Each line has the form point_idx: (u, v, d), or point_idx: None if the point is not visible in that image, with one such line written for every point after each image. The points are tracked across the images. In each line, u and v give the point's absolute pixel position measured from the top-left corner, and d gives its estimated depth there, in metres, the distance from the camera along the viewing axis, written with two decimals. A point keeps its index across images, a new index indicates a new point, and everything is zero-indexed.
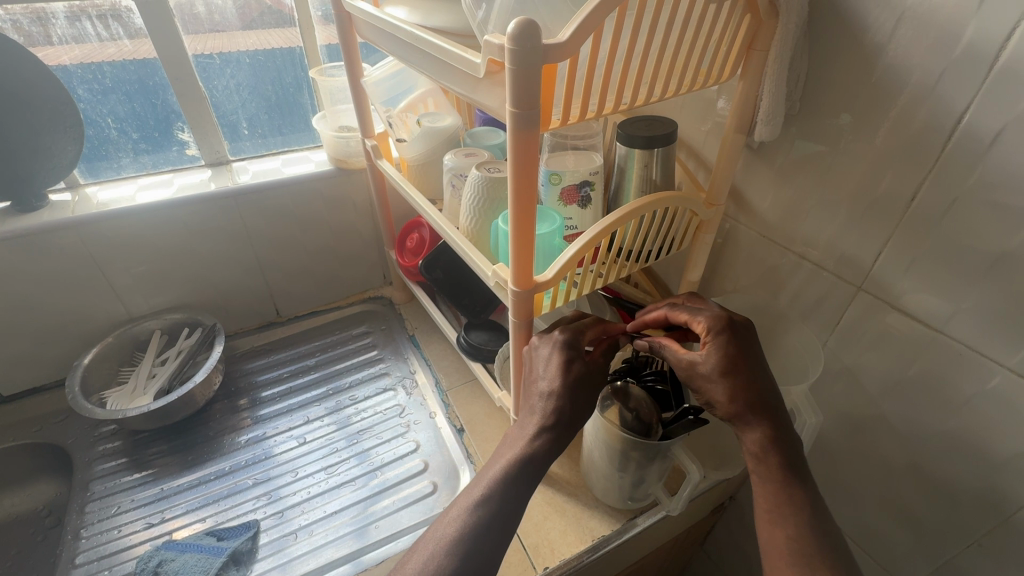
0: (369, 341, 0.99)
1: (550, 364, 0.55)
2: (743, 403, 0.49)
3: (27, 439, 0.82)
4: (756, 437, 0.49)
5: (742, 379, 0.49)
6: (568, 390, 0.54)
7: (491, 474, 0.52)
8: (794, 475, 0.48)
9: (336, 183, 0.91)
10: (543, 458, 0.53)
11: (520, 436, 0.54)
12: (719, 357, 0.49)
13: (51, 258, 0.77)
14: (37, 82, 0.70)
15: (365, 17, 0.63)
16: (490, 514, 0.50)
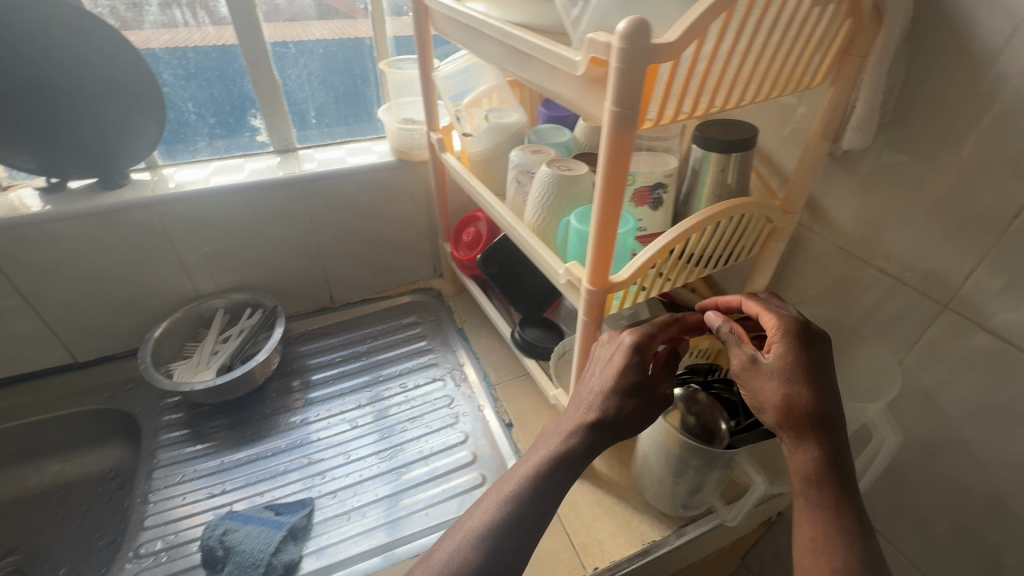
0: (418, 331, 1.01)
1: (612, 366, 0.53)
2: (799, 414, 0.46)
3: (98, 404, 0.86)
4: (809, 455, 0.45)
5: (807, 390, 0.46)
6: (626, 396, 0.52)
7: (523, 470, 0.50)
8: (844, 501, 0.45)
9: (398, 174, 0.92)
10: (579, 458, 0.51)
11: (557, 433, 0.52)
12: (787, 359, 0.47)
13: (130, 234, 0.80)
14: (130, 66, 0.74)
15: (450, 14, 0.63)
16: (521, 510, 0.48)
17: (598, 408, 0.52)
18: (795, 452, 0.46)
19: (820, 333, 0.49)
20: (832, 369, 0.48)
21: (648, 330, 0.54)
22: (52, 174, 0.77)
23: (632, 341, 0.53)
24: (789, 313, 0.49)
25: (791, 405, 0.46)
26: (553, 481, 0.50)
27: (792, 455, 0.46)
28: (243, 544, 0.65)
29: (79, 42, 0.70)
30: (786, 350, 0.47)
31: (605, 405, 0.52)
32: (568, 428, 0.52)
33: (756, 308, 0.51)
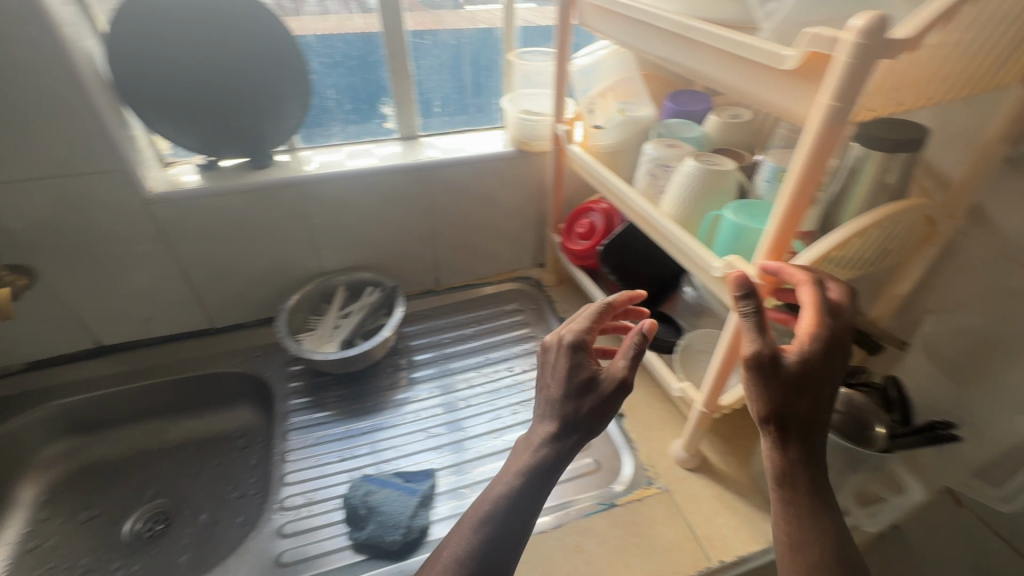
0: (521, 319, 1.03)
1: (555, 371, 0.55)
2: (789, 415, 0.47)
3: (233, 367, 0.93)
4: (790, 455, 0.48)
5: (806, 399, 0.47)
6: (571, 394, 0.53)
7: (494, 492, 0.51)
8: (816, 499, 0.48)
9: (515, 164, 0.94)
10: (554, 466, 0.51)
11: (526, 448, 0.53)
12: (799, 366, 0.47)
13: (273, 211, 0.86)
14: (287, 53, 0.79)
15: (613, 9, 0.63)
16: (495, 528, 0.49)
17: (550, 418, 0.53)
18: (780, 452, 0.48)
19: (843, 330, 0.48)
20: (833, 372, 0.48)
21: (579, 331, 0.56)
22: (209, 152, 0.84)
23: (562, 342, 0.56)
24: (826, 321, 0.47)
25: (787, 409, 0.47)
26: (524, 498, 0.50)
27: (773, 453, 0.49)
28: (383, 505, 0.69)
29: (249, 31, 0.76)
30: (802, 356, 0.47)
31: (556, 410, 0.53)
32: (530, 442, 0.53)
33: (810, 299, 0.47)
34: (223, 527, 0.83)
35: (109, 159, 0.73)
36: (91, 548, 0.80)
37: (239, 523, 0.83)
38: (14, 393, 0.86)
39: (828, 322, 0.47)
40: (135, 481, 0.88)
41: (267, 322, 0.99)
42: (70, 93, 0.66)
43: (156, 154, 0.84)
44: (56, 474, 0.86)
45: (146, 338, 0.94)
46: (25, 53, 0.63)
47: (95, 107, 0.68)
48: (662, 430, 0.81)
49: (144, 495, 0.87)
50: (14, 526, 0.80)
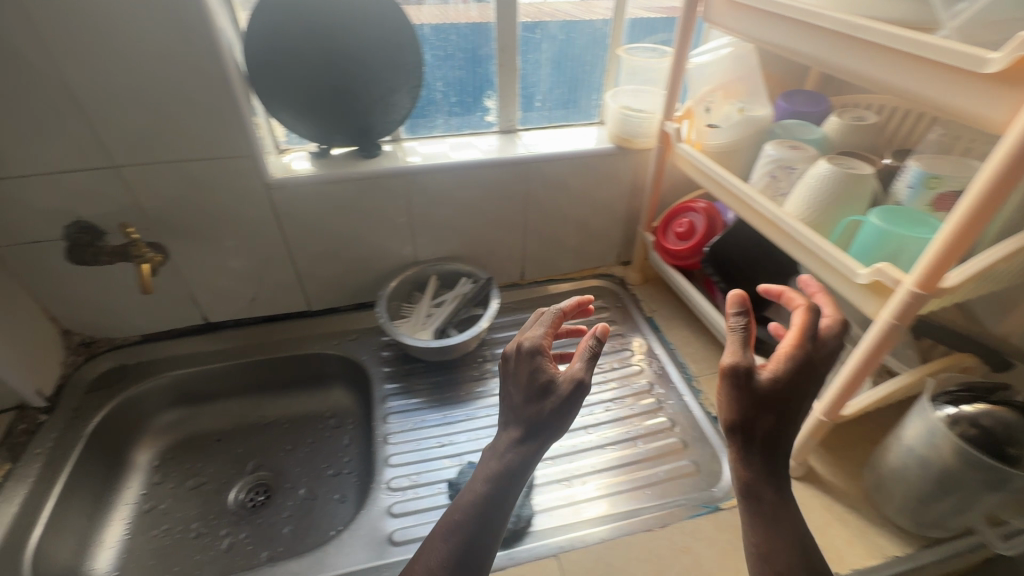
0: (607, 316, 1.03)
1: (515, 377, 0.52)
2: (757, 433, 0.47)
3: (330, 349, 0.96)
4: (748, 468, 0.48)
5: (772, 416, 0.46)
6: (531, 401, 0.50)
7: (460, 504, 0.51)
8: (779, 513, 0.48)
9: (614, 160, 0.94)
10: (519, 471, 0.50)
11: (492, 456, 0.52)
12: (773, 383, 0.46)
13: (379, 199, 0.88)
14: (406, 45, 0.80)
15: (789, 15, 0.59)
16: (462, 541, 0.48)
17: (513, 428, 0.51)
18: (744, 468, 0.48)
19: (830, 359, 0.48)
20: (809, 395, 0.48)
21: (537, 335, 0.54)
22: (322, 141, 0.86)
23: (518, 348, 0.53)
24: (809, 342, 0.47)
25: (755, 427, 0.47)
26: (488, 510, 0.49)
27: (737, 465, 0.48)
28: None
29: (373, 21, 0.77)
30: (777, 373, 0.46)
31: (518, 418, 0.51)
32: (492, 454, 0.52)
33: (799, 323, 0.48)
34: (322, 502, 0.86)
35: (239, 143, 0.76)
36: (201, 513, 0.84)
37: (336, 499, 0.86)
38: (131, 362, 0.91)
39: (810, 346, 0.47)
40: (236, 452, 0.92)
41: (360, 308, 1.02)
42: (214, 78, 0.69)
43: (272, 140, 0.87)
44: (166, 441, 0.91)
45: (248, 316, 0.97)
46: (181, 38, 0.65)
47: (234, 92, 0.71)
48: None
49: (245, 466, 0.90)
50: (131, 487, 0.85)
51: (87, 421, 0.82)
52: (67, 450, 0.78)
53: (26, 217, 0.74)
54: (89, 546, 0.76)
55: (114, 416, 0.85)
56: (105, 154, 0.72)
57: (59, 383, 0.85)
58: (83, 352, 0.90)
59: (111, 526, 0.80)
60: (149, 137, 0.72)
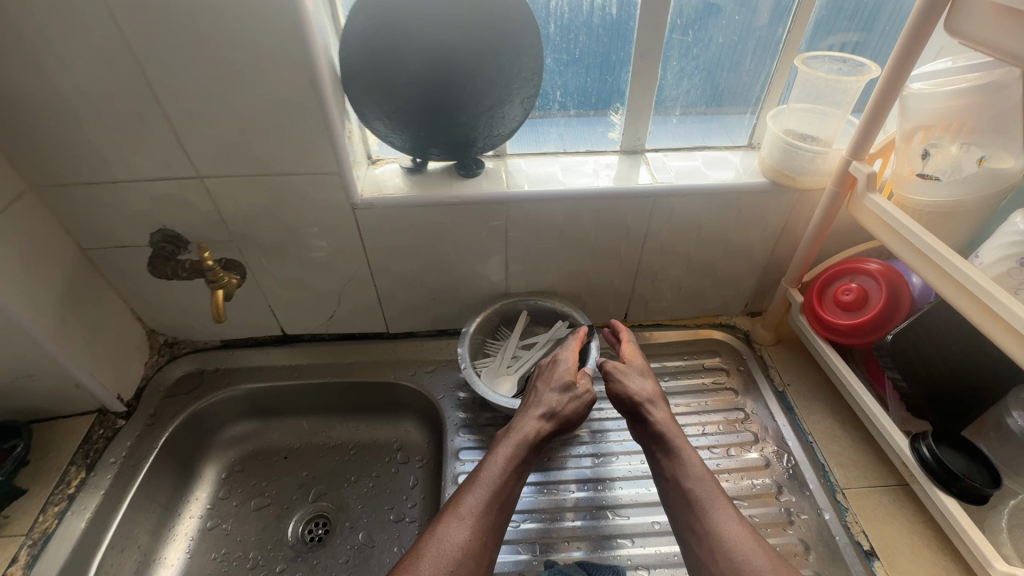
0: (725, 381, 0.85)
1: (548, 375, 0.73)
2: (643, 391, 0.69)
3: (404, 380, 0.88)
4: (661, 412, 0.68)
5: (650, 379, 0.72)
6: (556, 392, 0.70)
7: (496, 459, 0.65)
8: (682, 445, 0.64)
9: (765, 199, 0.75)
10: (541, 441, 0.68)
11: (519, 427, 0.68)
12: (638, 362, 0.74)
13: (473, 226, 0.76)
14: (525, 50, 0.67)
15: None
16: (504, 482, 0.63)
17: (535, 409, 0.69)
18: (652, 414, 0.67)
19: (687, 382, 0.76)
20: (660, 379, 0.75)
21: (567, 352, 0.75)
22: (417, 154, 0.75)
23: (555, 356, 0.75)
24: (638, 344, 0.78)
25: (642, 384, 0.70)
26: (515, 470, 0.64)
27: (654, 414, 0.67)
28: None
29: (492, 22, 0.64)
30: (637, 357, 0.75)
31: (541, 401, 0.70)
32: (513, 428, 0.68)
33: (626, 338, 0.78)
34: (380, 553, 0.79)
35: (328, 159, 0.67)
36: (260, 542, 0.80)
37: (395, 551, 0.79)
38: (209, 368, 0.88)
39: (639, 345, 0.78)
40: (300, 476, 0.87)
41: (440, 335, 0.93)
42: (305, 87, 0.60)
43: (365, 150, 0.78)
44: (234, 455, 0.88)
45: (326, 332, 0.92)
46: (270, 39, 0.56)
47: (326, 102, 0.61)
48: None
49: (308, 494, 0.85)
50: (198, 500, 0.82)
51: (160, 431, 0.80)
52: (139, 462, 0.76)
53: (114, 221, 0.71)
54: (149, 564, 0.74)
55: (188, 426, 0.83)
56: (190, 164, 0.66)
57: (141, 385, 0.84)
58: (166, 352, 0.88)
59: (174, 543, 0.77)
60: (234, 148, 0.64)
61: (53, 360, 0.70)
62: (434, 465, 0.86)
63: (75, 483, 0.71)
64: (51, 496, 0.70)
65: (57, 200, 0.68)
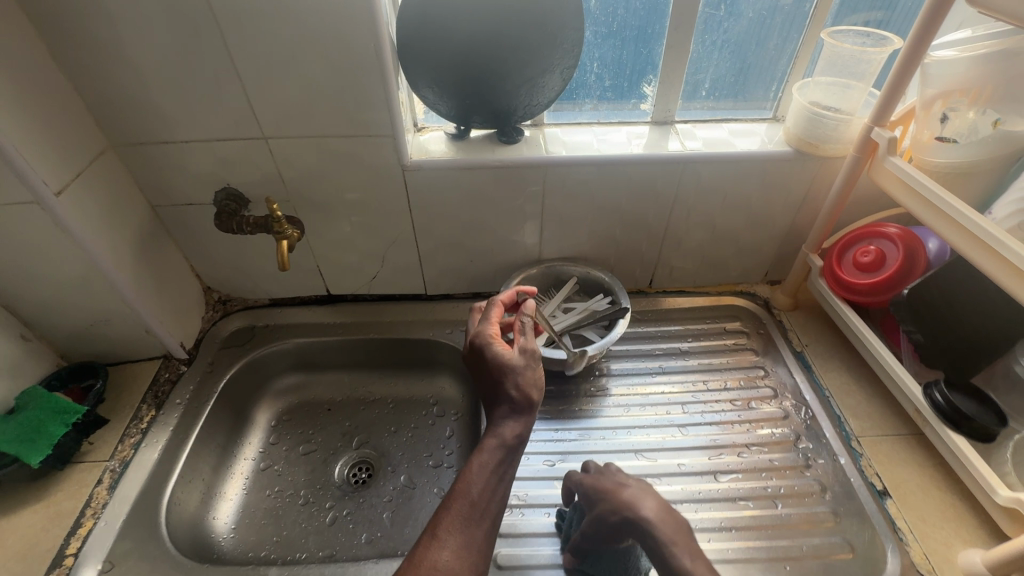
0: (746, 343, 0.90)
1: (480, 363, 0.67)
2: (618, 508, 0.58)
3: (443, 337, 0.93)
4: (648, 509, 0.56)
5: (615, 490, 0.60)
6: (505, 379, 0.64)
7: (474, 470, 0.58)
8: (684, 563, 0.50)
9: (789, 166, 0.79)
10: (518, 437, 0.61)
11: (493, 435, 0.61)
12: (595, 480, 0.62)
13: (512, 189, 0.81)
14: (568, 21, 0.71)
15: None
16: (485, 492, 0.57)
17: (500, 407, 0.63)
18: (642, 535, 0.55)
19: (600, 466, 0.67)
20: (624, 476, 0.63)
21: (485, 331, 0.69)
22: (461, 122, 0.80)
23: (475, 345, 0.68)
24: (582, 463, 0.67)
25: (611, 503, 0.58)
26: (495, 475, 0.58)
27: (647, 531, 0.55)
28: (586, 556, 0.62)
29: None
30: (592, 476, 0.63)
31: (499, 395, 0.64)
32: (488, 433, 0.62)
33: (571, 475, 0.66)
34: (420, 494, 0.84)
35: (383, 122, 0.72)
36: (310, 481, 0.86)
37: (434, 493, 0.84)
38: (260, 324, 0.94)
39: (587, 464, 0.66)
40: (344, 425, 0.93)
41: (474, 297, 0.99)
42: (369, 53, 0.65)
43: (412, 118, 0.84)
44: (283, 404, 0.94)
45: (368, 293, 0.98)
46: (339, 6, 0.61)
47: (386, 68, 0.67)
48: (944, 529, 0.64)
49: (351, 442, 0.91)
50: (252, 443, 0.89)
51: (219, 377, 0.86)
52: (201, 403, 0.82)
53: (184, 179, 0.77)
54: (212, 497, 0.80)
55: (243, 375, 0.89)
56: (257, 124, 0.71)
57: (199, 337, 0.90)
58: (220, 309, 0.95)
59: (232, 480, 0.83)
60: (298, 111, 0.70)
61: (129, 307, 0.76)
62: (469, 417, 0.92)
63: (147, 420, 0.78)
64: (127, 430, 0.76)
65: (134, 158, 0.74)
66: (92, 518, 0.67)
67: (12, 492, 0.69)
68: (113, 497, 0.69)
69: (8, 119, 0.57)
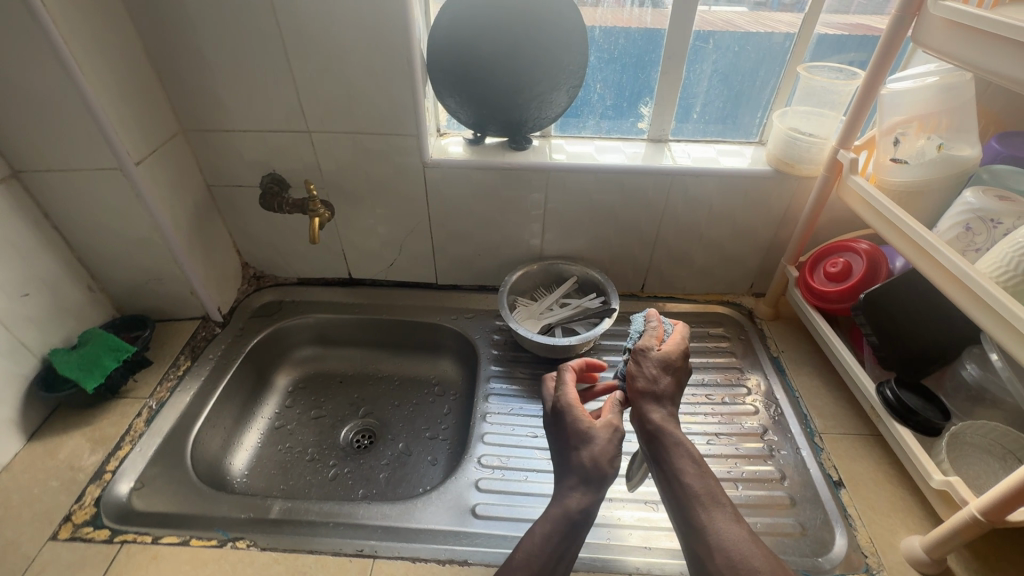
0: (727, 346, 0.96)
1: (555, 428, 0.65)
2: (663, 386, 0.66)
3: (449, 322, 1.02)
4: (665, 411, 0.65)
5: (674, 378, 0.67)
6: (578, 449, 0.62)
7: (533, 539, 0.57)
8: (681, 439, 0.62)
9: (769, 183, 0.87)
10: (584, 509, 0.59)
11: (556, 504, 0.60)
12: (676, 355, 0.68)
13: (517, 189, 0.91)
14: (574, 46, 0.82)
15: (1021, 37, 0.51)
16: (541, 564, 0.56)
17: (569, 474, 0.62)
18: (652, 409, 0.64)
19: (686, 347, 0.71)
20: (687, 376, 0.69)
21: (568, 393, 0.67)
22: (478, 129, 0.92)
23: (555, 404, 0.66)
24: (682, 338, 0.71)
25: (661, 383, 0.66)
26: (553, 547, 0.57)
27: (656, 413, 0.64)
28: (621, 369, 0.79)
29: (548, 13, 0.79)
30: (678, 351, 0.68)
31: (569, 462, 0.62)
32: (552, 500, 0.60)
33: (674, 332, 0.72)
34: (415, 461, 0.91)
35: (408, 123, 0.84)
36: (317, 441, 0.94)
37: (428, 461, 0.91)
38: (286, 299, 1.06)
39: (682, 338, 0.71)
40: (353, 396, 1.02)
41: (480, 289, 1.08)
42: (401, 62, 0.77)
43: (435, 124, 0.96)
44: (300, 372, 1.04)
45: (385, 279, 1.08)
46: (380, 22, 0.73)
47: (414, 76, 0.78)
48: (891, 517, 0.69)
49: (358, 410, 1.00)
50: (270, 403, 0.98)
51: (247, 340, 0.97)
52: (230, 360, 0.92)
53: (236, 163, 0.89)
54: (232, 444, 0.89)
55: (268, 341, 1.00)
56: (303, 119, 0.84)
57: (233, 305, 1.02)
58: (253, 283, 1.07)
59: (249, 433, 0.93)
60: (340, 110, 0.82)
61: (180, 268, 0.88)
62: (465, 397, 1.00)
63: (184, 368, 0.89)
64: (165, 375, 0.87)
65: (198, 142, 0.87)
66: (130, 443, 0.77)
67: (65, 416, 0.80)
68: (149, 428, 0.79)
69: (107, 97, 0.70)
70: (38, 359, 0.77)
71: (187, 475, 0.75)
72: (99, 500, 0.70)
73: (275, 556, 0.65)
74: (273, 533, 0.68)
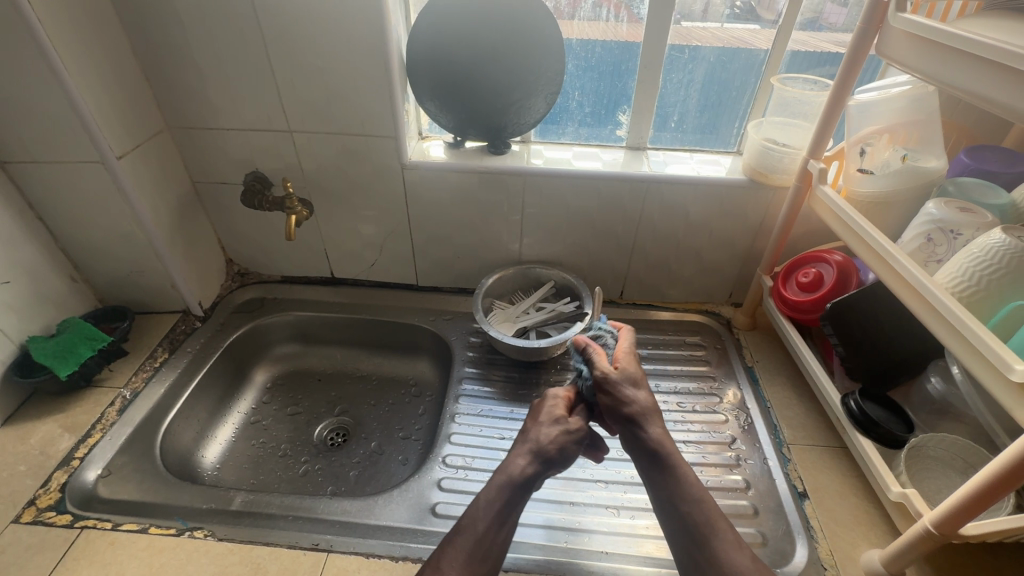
0: (702, 355, 0.96)
1: (536, 412, 0.68)
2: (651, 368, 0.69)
3: (427, 323, 1.03)
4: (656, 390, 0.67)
5: None
6: (543, 426, 0.65)
7: (481, 504, 0.59)
8: (677, 460, 0.61)
9: (743, 192, 0.88)
10: (531, 479, 0.61)
11: (502, 471, 0.61)
12: None
13: (494, 193, 0.92)
14: (551, 53, 0.84)
15: (973, 50, 0.51)
16: (485, 529, 0.57)
17: (522, 446, 0.64)
18: (651, 421, 0.64)
19: None
20: None
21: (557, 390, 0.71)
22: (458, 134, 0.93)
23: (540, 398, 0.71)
24: None
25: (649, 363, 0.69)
26: (500, 513, 0.58)
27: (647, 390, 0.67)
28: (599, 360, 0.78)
29: (524, 20, 0.81)
30: None
31: (527, 436, 0.65)
32: (498, 468, 0.62)
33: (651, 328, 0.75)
34: (386, 460, 0.92)
35: (387, 125, 0.85)
36: (291, 438, 0.94)
37: (398, 459, 0.92)
38: (269, 296, 1.07)
39: None
40: (330, 394, 1.03)
41: (460, 292, 1.09)
42: (378, 65, 0.79)
43: (417, 127, 0.98)
44: (279, 369, 1.05)
45: (366, 279, 1.09)
46: (357, 27, 0.75)
47: (392, 80, 0.80)
48: (854, 530, 0.69)
49: (333, 408, 1.00)
50: (246, 398, 0.99)
51: (226, 335, 0.98)
52: (207, 354, 0.94)
53: (220, 160, 0.91)
54: (205, 436, 0.90)
55: (247, 337, 1.01)
56: (285, 119, 0.86)
57: (216, 301, 1.04)
58: (237, 280, 1.08)
59: (224, 427, 0.94)
60: (320, 110, 0.84)
61: (161, 261, 0.90)
62: (440, 398, 1.00)
63: (161, 360, 0.90)
64: (141, 367, 0.89)
65: (183, 139, 0.89)
66: (101, 432, 0.78)
67: (41, 403, 0.81)
68: (121, 417, 0.80)
69: (91, 93, 0.73)
70: (15, 346, 0.79)
71: (154, 464, 0.76)
72: (65, 486, 0.71)
73: (231, 546, 0.66)
74: (232, 525, 0.69)
